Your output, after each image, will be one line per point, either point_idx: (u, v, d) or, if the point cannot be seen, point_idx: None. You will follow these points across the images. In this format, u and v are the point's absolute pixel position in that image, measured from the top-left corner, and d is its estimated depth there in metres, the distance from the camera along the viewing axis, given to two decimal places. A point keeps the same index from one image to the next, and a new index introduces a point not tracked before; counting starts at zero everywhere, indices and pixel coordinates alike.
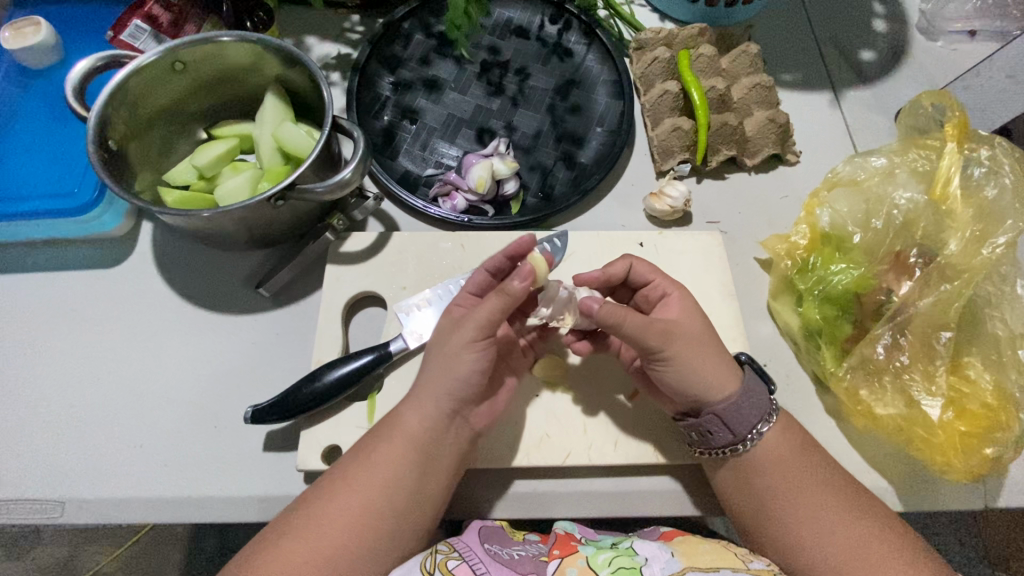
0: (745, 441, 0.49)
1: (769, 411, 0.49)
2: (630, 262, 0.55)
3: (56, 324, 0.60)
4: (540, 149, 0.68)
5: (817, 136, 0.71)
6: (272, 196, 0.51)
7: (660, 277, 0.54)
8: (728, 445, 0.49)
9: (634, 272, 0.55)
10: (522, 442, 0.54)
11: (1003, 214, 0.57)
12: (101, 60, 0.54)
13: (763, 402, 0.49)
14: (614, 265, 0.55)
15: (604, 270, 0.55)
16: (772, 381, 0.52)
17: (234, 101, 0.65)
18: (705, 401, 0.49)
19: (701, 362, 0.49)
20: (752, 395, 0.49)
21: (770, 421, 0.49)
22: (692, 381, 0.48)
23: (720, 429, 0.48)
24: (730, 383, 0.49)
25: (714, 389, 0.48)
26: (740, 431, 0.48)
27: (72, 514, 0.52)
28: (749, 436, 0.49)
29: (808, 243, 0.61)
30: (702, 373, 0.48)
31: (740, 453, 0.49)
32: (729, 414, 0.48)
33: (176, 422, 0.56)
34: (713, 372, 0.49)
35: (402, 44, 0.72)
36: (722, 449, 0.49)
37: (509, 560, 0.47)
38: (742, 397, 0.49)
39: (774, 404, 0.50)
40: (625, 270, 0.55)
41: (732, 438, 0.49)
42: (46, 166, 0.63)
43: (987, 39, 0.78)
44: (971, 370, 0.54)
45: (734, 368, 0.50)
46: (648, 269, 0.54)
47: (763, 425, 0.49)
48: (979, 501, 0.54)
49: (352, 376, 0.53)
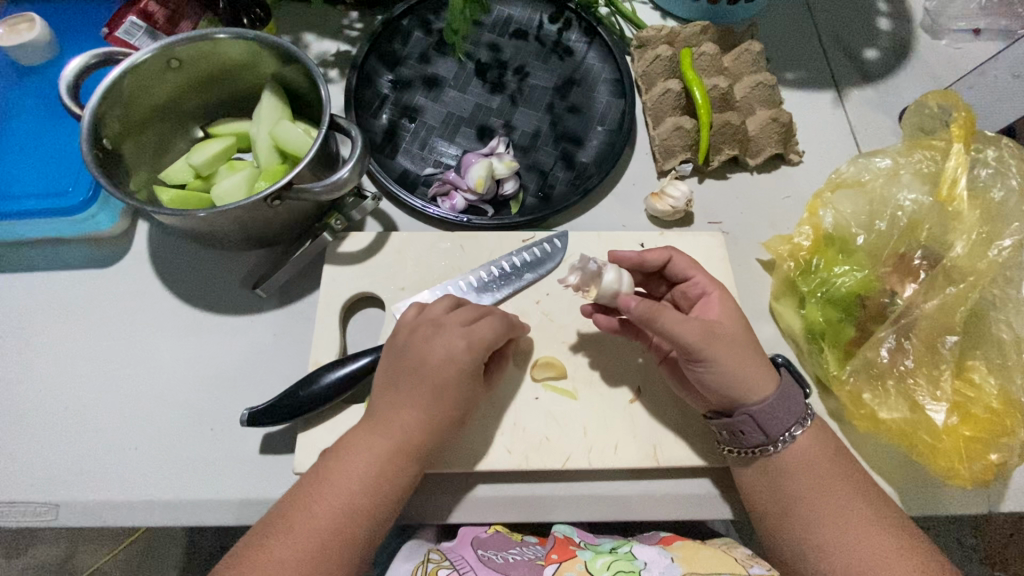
0: (777, 442, 0.48)
1: (804, 416, 0.49)
2: (670, 254, 0.55)
3: (51, 325, 0.59)
4: (540, 148, 0.67)
5: (820, 136, 0.71)
6: (269, 196, 0.50)
7: (699, 274, 0.54)
8: (758, 445, 0.48)
9: (672, 265, 0.55)
10: (522, 445, 0.53)
11: (1009, 217, 0.57)
12: (95, 57, 0.53)
13: (799, 405, 0.49)
14: (652, 252, 0.54)
15: (642, 254, 0.55)
16: (806, 385, 0.52)
17: (231, 98, 0.65)
18: (742, 402, 0.48)
19: (741, 363, 0.48)
20: (788, 398, 0.49)
21: (803, 425, 0.49)
22: (733, 383, 0.48)
23: (753, 430, 0.48)
24: (768, 386, 0.48)
25: (752, 392, 0.48)
26: (773, 433, 0.48)
27: (66, 518, 0.51)
28: (780, 438, 0.48)
29: (812, 244, 0.60)
30: (744, 375, 0.48)
31: (769, 455, 0.48)
32: (764, 416, 0.48)
33: (172, 424, 0.55)
34: (754, 374, 0.48)
35: (401, 41, 0.71)
36: (751, 450, 0.49)
37: (503, 564, 0.49)
38: (778, 400, 0.48)
39: (809, 409, 0.50)
40: (663, 260, 0.55)
41: (764, 440, 0.48)
42: (40, 164, 0.62)
43: (992, 38, 0.78)
44: (976, 374, 0.54)
45: (771, 370, 0.49)
46: (687, 265, 0.54)
47: (796, 428, 0.48)
48: (983, 506, 0.54)
49: (349, 379, 0.52)
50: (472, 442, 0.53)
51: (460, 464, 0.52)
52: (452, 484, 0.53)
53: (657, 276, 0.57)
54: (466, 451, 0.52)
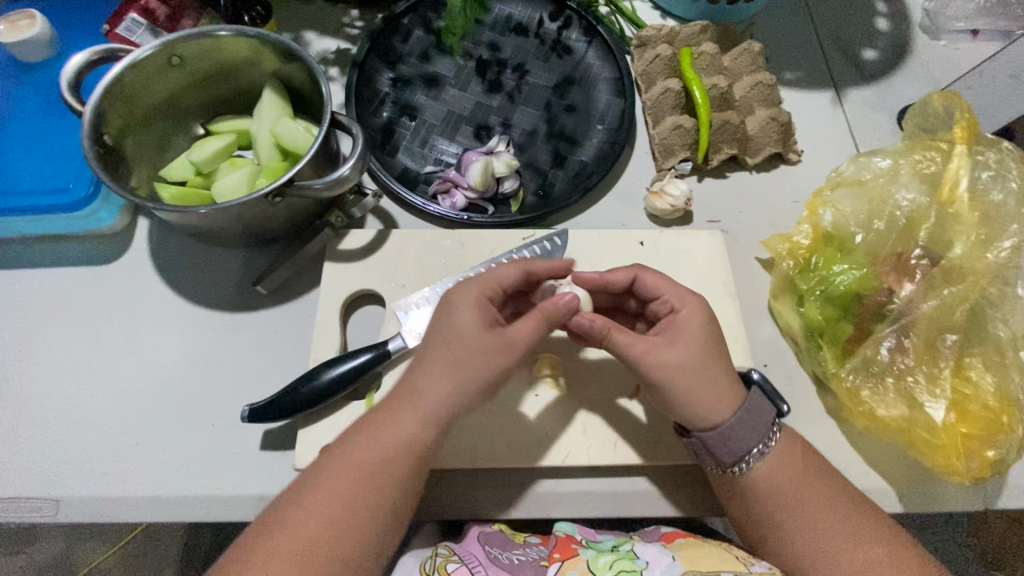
0: (739, 463, 0.48)
1: (766, 440, 0.48)
2: (635, 273, 0.53)
3: (52, 322, 0.59)
4: (540, 146, 0.67)
5: (818, 136, 0.71)
6: (271, 193, 0.50)
7: (666, 290, 0.52)
8: (715, 467, 0.49)
9: (639, 284, 0.53)
10: (522, 442, 0.53)
11: (1007, 220, 0.58)
12: (97, 53, 0.53)
13: (762, 427, 0.48)
14: (616, 273, 0.53)
15: (604, 275, 0.54)
16: (782, 399, 0.51)
17: (231, 96, 0.65)
18: (699, 422, 0.48)
19: (698, 387, 0.48)
20: (749, 423, 0.48)
21: (769, 444, 0.48)
22: (681, 410, 0.48)
23: (705, 453, 0.49)
24: (725, 411, 0.48)
25: (704, 417, 0.48)
26: (727, 459, 0.48)
27: (67, 513, 0.52)
28: (743, 459, 0.48)
29: (810, 243, 0.61)
30: (695, 403, 0.48)
31: (730, 476, 0.49)
32: (716, 443, 0.48)
33: (173, 420, 0.55)
34: (708, 400, 0.48)
35: (401, 39, 0.71)
36: (711, 469, 0.50)
37: (510, 565, 0.48)
38: (732, 427, 0.48)
39: (776, 427, 0.49)
40: (628, 279, 0.53)
41: (718, 463, 0.49)
42: (41, 160, 0.62)
43: (989, 39, 0.78)
44: (973, 371, 0.54)
45: (736, 389, 0.49)
46: (654, 282, 0.52)
47: (759, 448, 0.48)
48: (979, 503, 0.54)
49: (349, 375, 0.52)
50: (473, 439, 0.53)
51: (460, 461, 0.52)
52: (453, 479, 0.54)
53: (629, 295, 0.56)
54: (467, 447, 0.53)
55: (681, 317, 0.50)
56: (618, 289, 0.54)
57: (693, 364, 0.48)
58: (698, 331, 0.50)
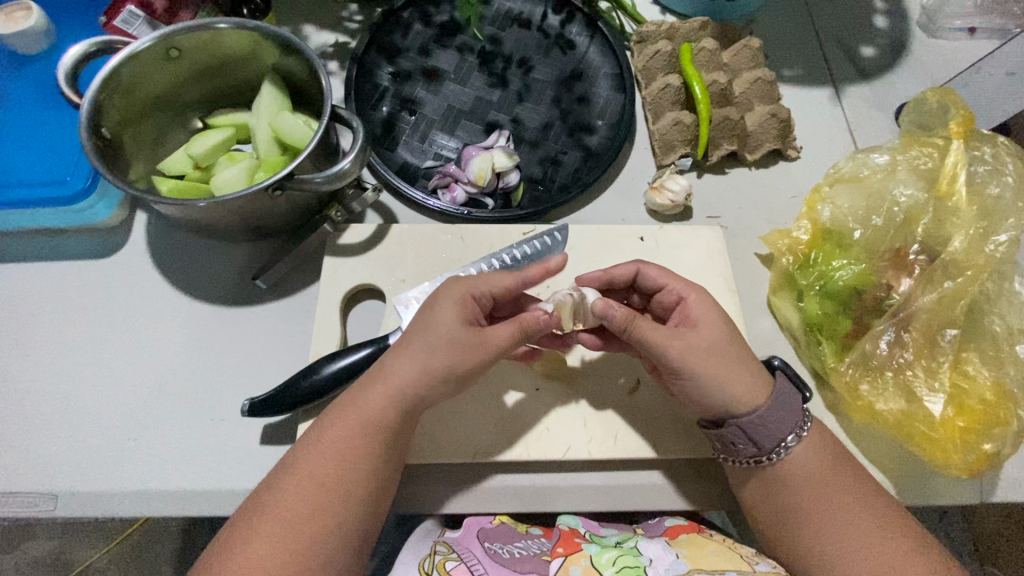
0: (771, 454, 0.48)
1: (799, 425, 0.48)
2: (638, 265, 0.54)
3: (50, 316, 0.59)
4: (539, 141, 0.67)
5: (817, 132, 0.71)
6: (270, 186, 0.50)
7: (671, 281, 0.53)
8: (752, 457, 0.48)
9: (643, 276, 0.54)
10: (523, 436, 0.53)
11: (1005, 212, 0.58)
12: (95, 44, 0.52)
13: (795, 415, 0.49)
14: (620, 268, 0.54)
15: (608, 272, 0.54)
16: (805, 387, 0.52)
17: (230, 88, 0.64)
18: (732, 413, 0.48)
19: (718, 368, 0.48)
20: (782, 408, 0.48)
21: (801, 434, 0.48)
22: (715, 396, 0.48)
23: (744, 442, 0.48)
24: (759, 395, 0.48)
25: (738, 403, 0.48)
26: (766, 445, 0.48)
27: (65, 508, 0.51)
28: (775, 450, 0.48)
29: (810, 239, 0.61)
30: (732, 386, 0.47)
31: (764, 465, 0.48)
32: (755, 430, 0.47)
33: (171, 415, 0.55)
34: (742, 384, 0.48)
35: (401, 33, 0.71)
36: (744, 460, 0.49)
37: (511, 559, 0.48)
38: (770, 412, 0.48)
39: (807, 415, 0.49)
40: (631, 273, 0.54)
41: (756, 452, 0.48)
42: (36, 152, 0.62)
43: (986, 37, 0.78)
44: (970, 366, 0.54)
45: (764, 377, 0.49)
46: (656, 274, 0.53)
47: (792, 439, 0.48)
48: (976, 495, 0.54)
49: (351, 369, 0.52)
50: (473, 433, 0.53)
51: (460, 455, 0.52)
52: (455, 472, 0.54)
53: (634, 288, 0.57)
54: (468, 440, 0.53)
55: (691, 304, 0.51)
56: (622, 282, 0.55)
57: (703, 352, 0.48)
58: (699, 323, 0.50)
